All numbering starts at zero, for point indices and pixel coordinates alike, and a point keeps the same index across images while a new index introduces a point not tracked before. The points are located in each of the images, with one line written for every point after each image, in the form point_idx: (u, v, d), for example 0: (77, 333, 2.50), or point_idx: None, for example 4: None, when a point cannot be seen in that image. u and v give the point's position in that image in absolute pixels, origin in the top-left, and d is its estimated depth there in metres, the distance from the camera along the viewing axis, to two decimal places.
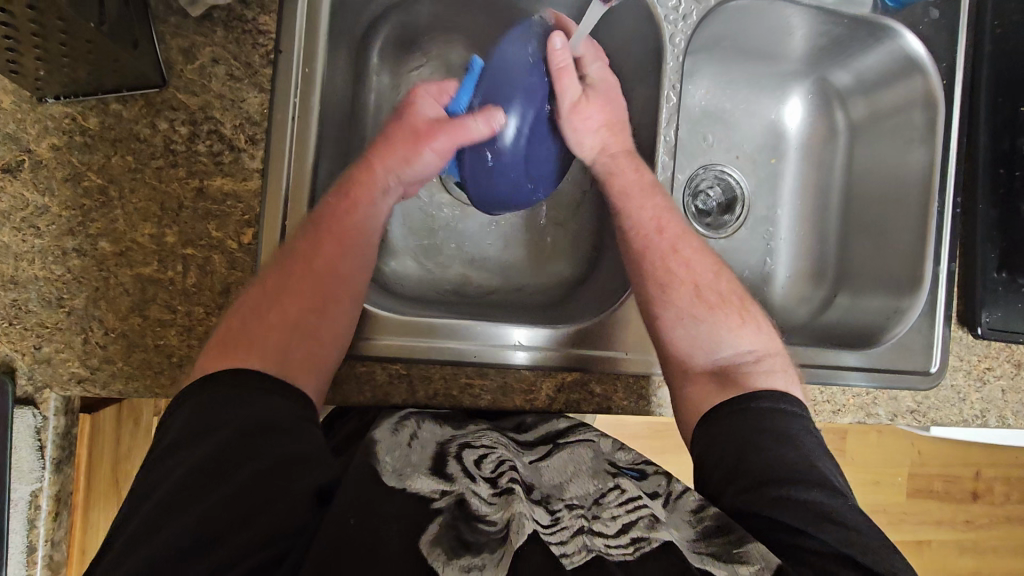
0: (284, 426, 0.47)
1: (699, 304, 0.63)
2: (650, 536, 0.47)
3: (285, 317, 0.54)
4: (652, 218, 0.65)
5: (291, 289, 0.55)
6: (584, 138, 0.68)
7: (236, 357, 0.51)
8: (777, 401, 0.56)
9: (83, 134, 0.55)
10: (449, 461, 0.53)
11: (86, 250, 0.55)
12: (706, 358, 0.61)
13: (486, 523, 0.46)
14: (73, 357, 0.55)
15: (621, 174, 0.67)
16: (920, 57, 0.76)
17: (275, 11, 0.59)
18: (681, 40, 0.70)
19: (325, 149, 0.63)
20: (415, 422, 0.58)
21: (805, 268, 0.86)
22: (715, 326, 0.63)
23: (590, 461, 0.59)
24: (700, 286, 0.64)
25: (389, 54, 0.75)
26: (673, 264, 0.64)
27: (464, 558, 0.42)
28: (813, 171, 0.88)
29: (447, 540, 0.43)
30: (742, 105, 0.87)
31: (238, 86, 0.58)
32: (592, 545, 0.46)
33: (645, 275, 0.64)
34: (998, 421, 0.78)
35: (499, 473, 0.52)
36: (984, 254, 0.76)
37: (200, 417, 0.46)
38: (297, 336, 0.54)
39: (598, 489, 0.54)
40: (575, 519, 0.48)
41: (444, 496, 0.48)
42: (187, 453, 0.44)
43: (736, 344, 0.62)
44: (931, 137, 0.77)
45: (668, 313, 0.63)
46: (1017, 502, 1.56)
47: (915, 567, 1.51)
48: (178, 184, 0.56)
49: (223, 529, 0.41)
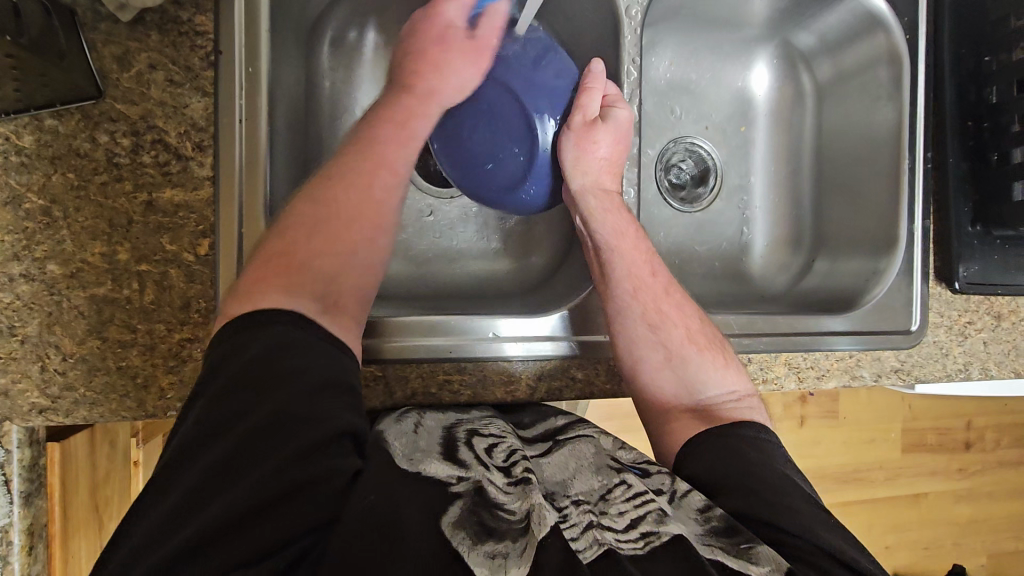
0: (315, 407, 0.42)
1: (688, 345, 0.62)
2: (662, 530, 0.44)
3: (333, 244, 0.51)
4: (645, 261, 0.64)
5: (329, 231, 0.51)
6: (583, 161, 0.63)
7: (286, 272, 0.48)
8: (761, 432, 0.57)
9: (19, 153, 0.52)
10: (460, 447, 0.51)
11: (34, 275, 0.52)
12: (691, 397, 0.60)
13: (505, 511, 0.44)
14: (31, 387, 0.53)
15: (612, 213, 0.65)
16: (882, 12, 0.74)
17: (211, 9, 0.57)
18: (637, 13, 0.67)
19: (278, 150, 0.61)
20: (416, 415, 0.57)
21: (782, 236, 0.85)
22: (703, 364, 0.61)
23: (593, 456, 0.55)
24: (691, 329, 0.63)
25: (339, 48, 0.72)
26: (664, 305, 0.63)
27: (488, 544, 0.40)
28: (784, 137, 0.87)
29: (470, 525, 0.41)
30: (708, 74, 0.86)
31: (179, 91, 0.56)
32: (603, 539, 0.43)
33: (637, 309, 0.62)
34: (981, 373, 0.78)
35: (512, 462, 0.50)
36: (957, 209, 0.76)
37: (230, 387, 0.42)
38: (350, 279, 0.51)
39: (604, 485, 0.50)
40: (583, 515, 0.46)
41: (461, 481, 0.46)
42: (204, 441, 0.40)
43: (723, 384, 0.61)
44: (897, 93, 0.76)
45: (656, 353, 0.62)
46: (1007, 447, 1.58)
47: (913, 520, 1.54)
48: (125, 199, 0.54)
49: (228, 538, 0.37)
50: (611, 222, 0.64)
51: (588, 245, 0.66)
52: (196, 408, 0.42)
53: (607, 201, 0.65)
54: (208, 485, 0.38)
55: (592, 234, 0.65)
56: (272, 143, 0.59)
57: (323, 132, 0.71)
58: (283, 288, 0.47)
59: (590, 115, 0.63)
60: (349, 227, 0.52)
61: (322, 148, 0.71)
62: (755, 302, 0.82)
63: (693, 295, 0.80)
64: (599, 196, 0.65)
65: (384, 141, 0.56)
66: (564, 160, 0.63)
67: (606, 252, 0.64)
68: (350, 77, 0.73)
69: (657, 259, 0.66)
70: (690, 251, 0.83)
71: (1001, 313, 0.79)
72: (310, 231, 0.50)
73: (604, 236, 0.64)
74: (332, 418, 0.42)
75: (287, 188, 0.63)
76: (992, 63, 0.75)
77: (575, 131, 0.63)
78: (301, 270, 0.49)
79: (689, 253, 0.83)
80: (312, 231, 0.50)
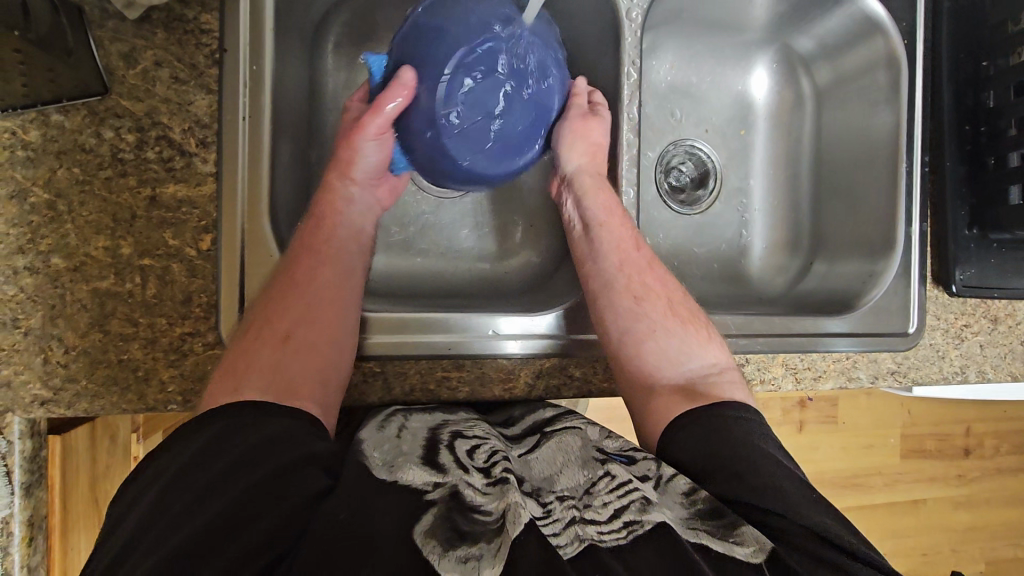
0: (296, 437, 0.45)
1: (671, 318, 0.63)
2: (643, 518, 0.45)
3: (278, 327, 0.54)
4: (630, 237, 0.65)
5: (277, 308, 0.54)
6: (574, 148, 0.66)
7: (240, 378, 0.50)
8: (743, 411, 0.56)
9: (25, 148, 0.53)
10: (441, 451, 0.51)
11: (39, 268, 0.53)
12: (675, 369, 0.61)
13: (482, 513, 0.44)
14: (34, 379, 0.53)
15: (599, 192, 0.66)
16: (879, 17, 0.75)
17: (217, 8, 0.58)
18: (637, 15, 0.68)
19: (281, 148, 0.62)
20: (401, 418, 0.57)
21: (780, 238, 0.86)
22: (686, 338, 0.62)
23: (579, 449, 0.56)
24: (673, 301, 0.64)
25: (343, 49, 0.73)
26: (648, 280, 0.64)
27: (461, 549, 0.40)
28: (783, 140, 0.87)
29: (442, 532, 0.40)
30: (708, 78, 0.86)
31: (184, 88, 0.56)
32: (585, 534, 0.44)
33: (622, 286, 0.63)
34: (978, 376, 0.79)
35: (493, 463, 0.50)
36: (954, 213, 0.76)
37: (209, 434, 0.44)
38: (301, 366, 0.53)
39: (588, 479, 0.51)
40: (567, 510, 0.47)
41: (437, 488, 0.45)
42: (184, 480, 0.41)
43: (706, 359, 0.61)
44: (895, 97, 0.76)
45: (639, 323, 0.62)
46: (1006, 454, 1.58)
47: (911, 525, 1.54)
48: (130, 194, 0.55)
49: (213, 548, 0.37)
50: (602, 201, 0.65)
51: (575, 227, 0.67)
52: (174, 456, 0.43)
53: (600, 181, 0.67)
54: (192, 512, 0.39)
55: (583, 211, 0.66)
56: (275, 141, 0.59)
57: (326, 131, 0.72)
58: (233, 388, 0.49)
59: (585, 110, 0.66)
60: (303, 312, 0.55)
61: (324, 146, 0.72)
62: (753, 304, 0.83)
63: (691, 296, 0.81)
64: (594, 176, 0.67)
65: (339, 208, 0.62)
66: (559, 141, 0.66)
67: (594, 227, 0.65)
68: (353, 77, 0.74)
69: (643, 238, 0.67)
70: (688, 252, 0.84)
71: (998, 317, 0.80)
72: (289, 273, 0.56)
73: (594, 213, 0.65)
74: (309, 444, 0.45)
75: (289, 186, 0.64)
76: (990, 67, 0.75)
77: (572, 121, 0.65)
78: (250, 366, 0.50)
79: (687, 254, 0.84)
80: (272, 314, 0.54)
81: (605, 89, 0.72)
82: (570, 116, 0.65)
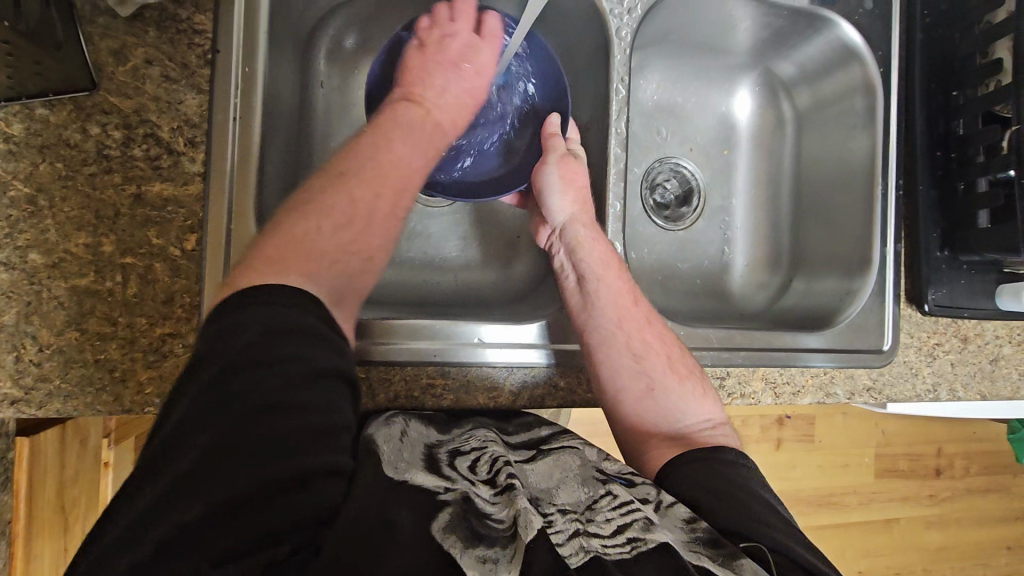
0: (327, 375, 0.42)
1: (670, 375, 0.63)
2: (646, 537, 0.45)
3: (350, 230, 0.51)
4: (627, 289, 0.66)
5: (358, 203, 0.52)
6: (560, 198, 0.68)
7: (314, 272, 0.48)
8: (740, 456, 0.58)
9: (7, 141, 0.52)
10: (443, 466, 0.50)
11: (15, 264, 0.52)
12: (671, 424, 0.61)
13: (495, 520, 0.43)
14: (4, 377, 0.51)
15: (587, 244, 0.66)
16: (856, 47, 0.79)
17: (211, 10, 0.58)
18: (627, 34, 0.70)
19: (272, 149, 0.62)
20: (402, 422, 0.56)
21: (760, 256, 0.88)
22: (684, 394, 0.62)
23: (579, 468, 0.55)
24: (672, 358, 0.64)
25: (335, 56, 0.74)
26: (647, 334, 0.64)
27: (479, 548, 0.40)
28: (764, 161, 0.90)
29: (461, 529, 0.41)
30: (694, 98, 0.89)
31: (174, 87, 0.56)
32: (589, 545, 0.44)
33: (623, 343, 0.63)
34: (949, 394, 0.81)
35: (496, 472, 0.49)
36: (926, 235, 0.79)
37: (238, 364, 0.40)
38: (361, 270, 0.52)
39: (590, 496, 0.51)
40: (570, 523, 0.47)
41: (450, 491, 0.45)
42: (210, 419, 0.38)
43: (701, 413, 0.62)
44: (871, 124, 0.79)
45: (637, 383, 0.62)
46: (976, 474, 1.61)
47: (884, 545, 1.56)
48: (114, 191, 0.54)
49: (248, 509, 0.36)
50: (596, 251, 0.66)
51: (569, 278, 0.67)
52: (190, 396, 0.39)
53: (593, 232, 0.67)
54: (209, 468, 0.36)
55: (577, 263, 0.66)
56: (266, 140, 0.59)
57: (315, 138, 0.72)
58: (300, 272, 0.47)
59: (565, 151, 0.69)
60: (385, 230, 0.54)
61: (314, 153, 0.72)
62: (733, 319, 0.84)
63: (672, 310, 0.82)
64: (586, 226, 0.67)
65: (422, 130, 0.61)
66: (548, 190, 0.68)
67: (592, 281, 0.65)
68: (345, 82, 0.75)
69: (638, 289, 0.68)
70: (672, 269, 0.85)
71: (968, 336, 0.82)
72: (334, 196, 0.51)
73: (589, 265, 0.65)
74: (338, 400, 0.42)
75: (279, 189, 0.63)
76: (960, 97, 0.78)
77: (553, 165, 0.68)
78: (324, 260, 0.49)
79: (671, 270, 0.85)
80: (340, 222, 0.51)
81: (594, 105, 0.73)
82: (552, 161, 0.68)
